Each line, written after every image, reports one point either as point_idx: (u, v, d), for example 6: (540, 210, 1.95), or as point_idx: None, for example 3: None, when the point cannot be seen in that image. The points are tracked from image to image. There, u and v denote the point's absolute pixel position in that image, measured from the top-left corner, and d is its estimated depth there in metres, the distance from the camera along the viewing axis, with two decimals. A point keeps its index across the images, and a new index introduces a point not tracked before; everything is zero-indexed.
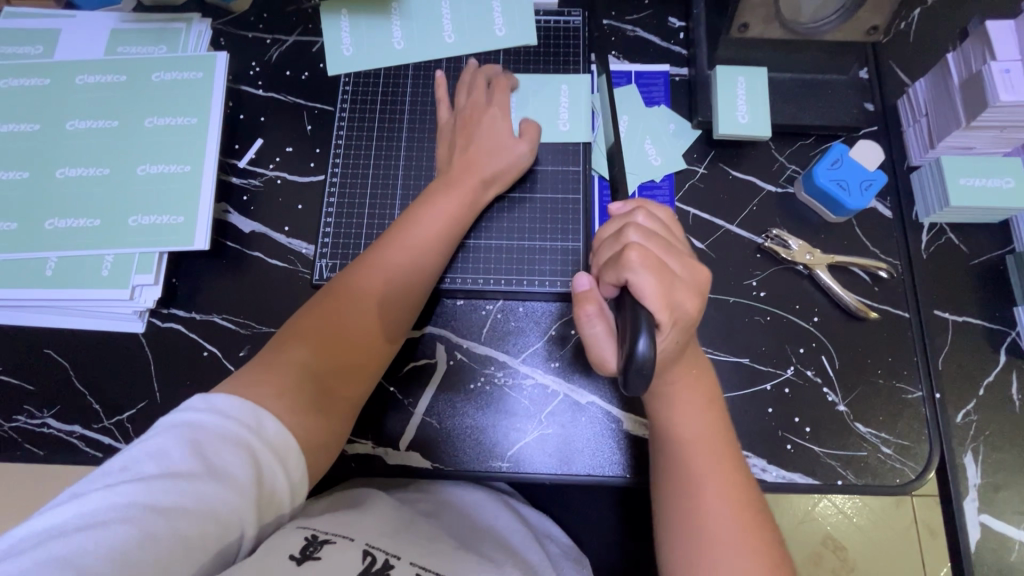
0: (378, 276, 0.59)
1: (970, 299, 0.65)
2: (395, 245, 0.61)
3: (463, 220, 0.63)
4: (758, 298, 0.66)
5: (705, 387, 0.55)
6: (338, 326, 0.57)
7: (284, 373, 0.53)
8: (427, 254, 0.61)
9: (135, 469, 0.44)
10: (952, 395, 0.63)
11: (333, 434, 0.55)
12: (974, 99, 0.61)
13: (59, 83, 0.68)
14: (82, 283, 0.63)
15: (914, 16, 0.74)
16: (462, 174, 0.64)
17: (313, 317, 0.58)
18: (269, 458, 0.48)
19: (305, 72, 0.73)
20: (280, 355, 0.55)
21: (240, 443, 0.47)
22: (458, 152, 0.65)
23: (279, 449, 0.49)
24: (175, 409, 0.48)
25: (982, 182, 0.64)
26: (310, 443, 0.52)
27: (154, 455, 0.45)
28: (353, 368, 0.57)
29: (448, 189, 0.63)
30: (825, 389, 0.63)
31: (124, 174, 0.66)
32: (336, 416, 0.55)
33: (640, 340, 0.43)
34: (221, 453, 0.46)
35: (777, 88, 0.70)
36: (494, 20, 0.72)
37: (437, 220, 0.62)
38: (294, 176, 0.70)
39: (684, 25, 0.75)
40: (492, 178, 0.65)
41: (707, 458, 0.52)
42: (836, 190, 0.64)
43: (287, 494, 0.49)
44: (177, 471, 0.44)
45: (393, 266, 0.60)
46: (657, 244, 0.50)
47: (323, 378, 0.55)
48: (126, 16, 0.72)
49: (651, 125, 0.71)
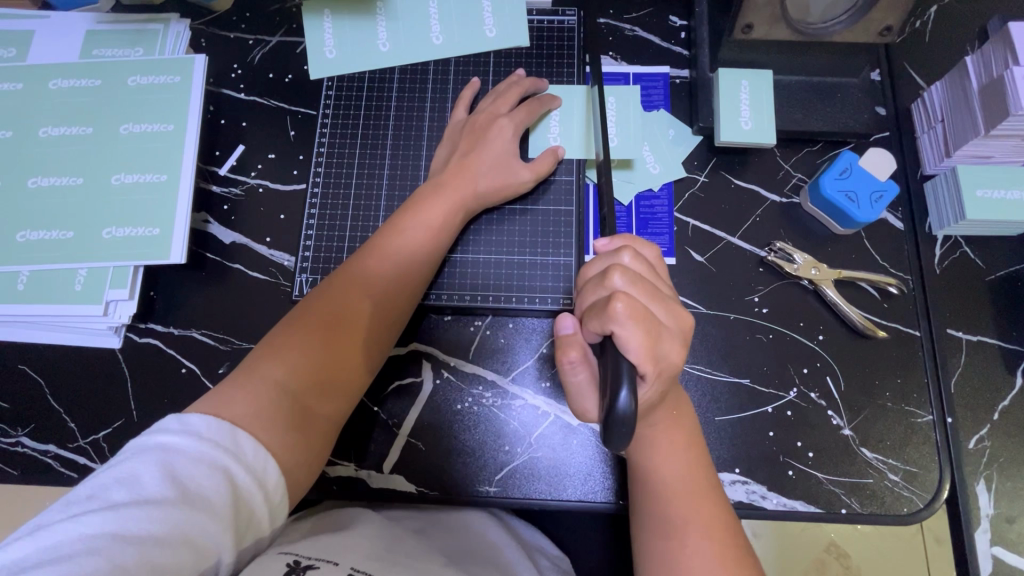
0: (360, 287, 0.57)
1: (984, 317, 0.62)
2: (379, 256, 0.58)
3: (451, 229, 0.61)
4: (760, 314, 0.62)
5: (686, 427, 0.53)
6: (319, 340, 0.55)
7: (263, 390, 0.51)
8: (412, 263, 0.59)
9: (103, 497, 0.42)
10: (964, 418, 0.60)
11: (314, 454, 0.53)
12: (994, 107, 0.57)
13: (32, 87, 0.66)
14: (56, 298, 0.60)
15: (930, 14, 0.70)
16: (453, 180, 0.61)
17: (293, 330, 0.55)
18: (247, 478, 0.46)
19: (288, 75, 0.70)
20: (259, 370, 0.52)
21: (215, 465, 0.45)
22: (455, 158, 0.62)
23: (258, 469, 0.47)
24: (147, 429, 0.45)
25: (1000, 195, 0.60)
26: (290, 465, 0.50)
27: (123, 481, 0.42)
28: (336, 385, 0.55)
29: (436, 195, 0.60)
30: (830, 412, 0.60)
31: (99, 184, 0.63)
32: (316, 435, 0.53)
33: (620, 392, 0.40)
34: (195, 477, 0.43)
35: (784, 91, 0.66)
36: (485, 21, 0.68)
37: (423, 228, 0.59)
38: (275, 184, 0.67)
39: (685, 24, 0.71)
40: (485, 187, 0.62)
41: (688, 501, 0.49)
42: (844, 202, 0.61)
43: (266, 515, 0.47)
44: (147, 497, 0.42)
45: (376, 275, 0.57)
46: (643, 290, 0.47)
47: (301, 395, 0.53)
48: (103, 16, 0.69)
49: (650, 131, 0.67)
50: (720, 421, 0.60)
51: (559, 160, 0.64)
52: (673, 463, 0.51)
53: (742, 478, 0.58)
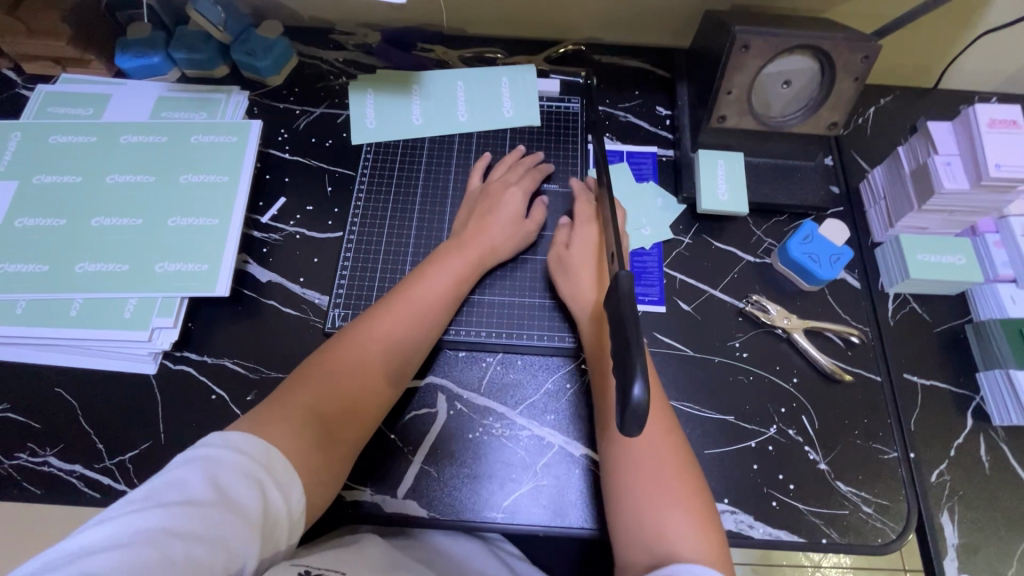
0: (386, 328, 0.63)
1: (934, 365, 0.70)
2: (405, 300, 0.65)
3: (467, 279, 0.69)
4: (741, 357, 0.70)
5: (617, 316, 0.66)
6: (344, 372, 0.60)
7: (291, 413, 0.55)
8: (435, 307, 0.66)
9: (155, 496, 0.45)
10: (924, 455, 0.66)
11: (332, 479, 0.56)
12: (923, 187, 0.69)
13: (104, 141, 0.75)
14: (105, 324, 0.66)
15: (869, 114, 0.85)
16: (471, 240, 0.70)
17: (322, 361, 0.60)
18: (278, 495, 0.50)
19: (329, 140, 0.81)
20: (289, 397, 0.57)
21: (254, 478, 0.49)
22: (472, 220, 0.71)
23: (285, 484, 0.51)
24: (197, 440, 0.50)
25: (937, 259, 0.71)
26: (313, 484, 0.53)
27: (172, 484, 0.46)
28: (358, 413, 0.59)
29: (459, 252, 0.69)
30: (807, 448, 0.66)
31: (155, 225, 0.71)
32: (338, 459, 0.57)
33: (634, 385, 0.40)
34: (235, 485, 0.48)
35: (754, 170, 0.79)
36: (503, 103, 0.81)
37: (444, 281, 0.67)
38: (311, 232, 0.76)
39: (670, 114, 0.84)
40: (497, 241, 0.71)
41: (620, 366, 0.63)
42: (807, 262, 0.71)
43: (287, 534, 0.50)
44: (195, 501, 0.46)
45: (401, 316, 0.64)
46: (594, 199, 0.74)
47: (328, 421, 0.57)
48: (172, 86, 0.81)
49: (641, 199, 0.78)
50: (708, 453, 0.66)
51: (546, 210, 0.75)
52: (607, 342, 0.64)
53: (731, 508, 0.63)
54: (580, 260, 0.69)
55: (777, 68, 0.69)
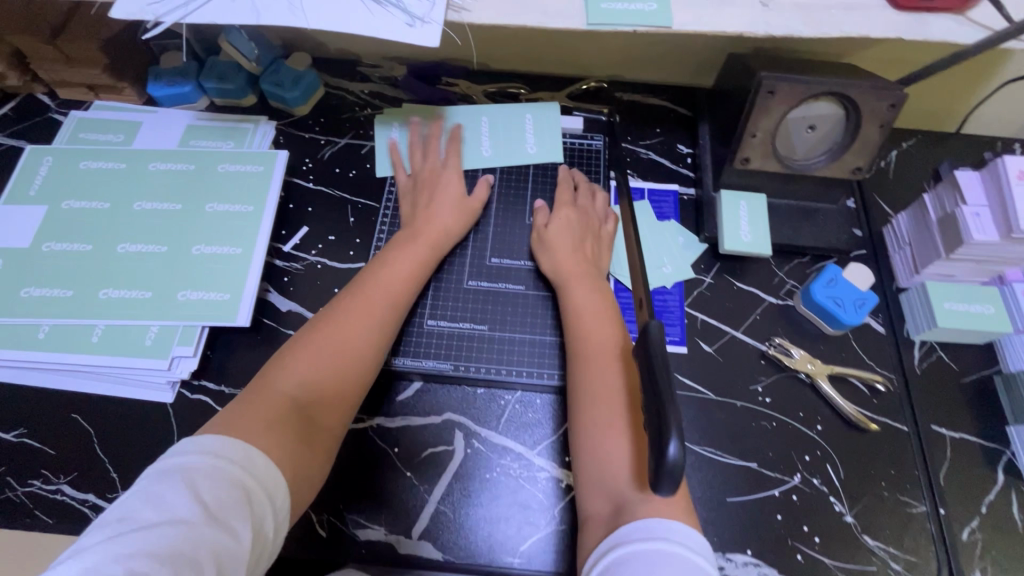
0: (362, 313, 0.63)
1: (963, 416, 0.69)
2: (377, 282, 0.66)
3: (433, 261, 0.70)
4: (764, 403, 0.69)
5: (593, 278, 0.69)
6: (323, 355, 0.60)
7: (271, 402, 0.55)
8: (406, 287, 0.67)
9: (131, 519, 0.43)
10: (955, 511, 0.64)
11: (314, 462, 0.55)
12: (950, 236, 0.68)
13: (133, 167, 0.76)
14: (125, 351, 0.66)
15: (891, 158, 0.85)
16: (426, 227, 0.72)
17: (302, 348, 0.60)
18: (260, 496, 0.48)
19: (353, 170, 0.82)
20: (269, 385, 0.57)
21: (232, 483, 0.47)
22: (421, 209, 0.74)
23: (267, 482, 0.49)
24: (165, 455, 0.48)
25: (964, 307, 0.70)
26: (293, 467, 0.53)
27: (147, 502, 0.44)
28: (338, 395, 0.59)
29: (418, 236, 0.71)
30: (832, 498, 0.64)
31: (180, 252, 0.71)
32: (319, 443, 0.56)
33: (669, 445, 0.41)
34: (215, 493, 0.45)
35: (776, 211, 0.78)
36: (527, 139, 0.82)
37: (412, 262, 0.68)
38: (333, 262, 0.76)
39: (691, 152, 0.85)
40: (450, 223, 0.73)
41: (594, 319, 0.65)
42: (832, 306, 0.70)
43: (273, 540, 0.48)
44: (174, 516, 0.43)
45: (376, 296, 0.65)
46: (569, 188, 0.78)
47: (305, 408, 0.57)
48: (201, 114, 0.82)
49: (663, 237, 0.78)
50: (731, 501, 0.64)
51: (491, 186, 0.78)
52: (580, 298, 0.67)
53: (755, 560, 0.62)
54: (557, 237, 0.72)
55: (802, 113, 0.69)
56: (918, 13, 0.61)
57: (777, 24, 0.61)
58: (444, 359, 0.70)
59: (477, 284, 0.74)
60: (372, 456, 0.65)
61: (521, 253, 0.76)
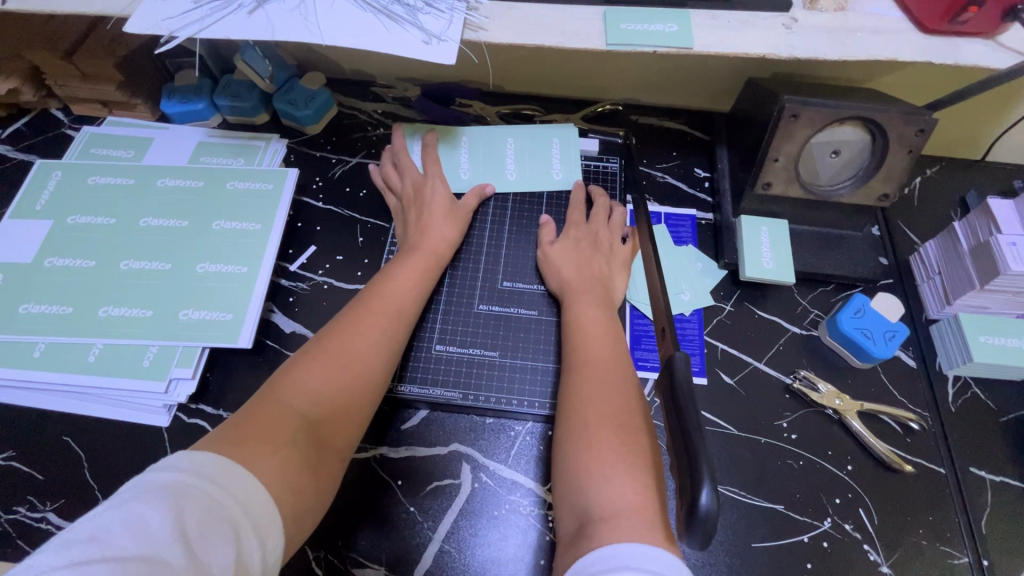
0: (370, 327, 0.60)
1: (1003, 458, 0.65)
2: (381, 294, 0.63)
3: (435, 269, 0.69)
4: (790, 439, 0.65)
5: (599, 295, 0.67)
6: (334, 369, 0.55)
7: (278, 417, 0.50)
8: (410, 297, 0.65)
9: (103, 544, 0.36)
10: (1000, 561, 0.60)
11: (322, 489, 0.50)
12: (984, 266, 0.65)
13: (141, 183, 0.75)
14: (123, 372, 0.64)
15: (915, 185, 0.83)
16: (422, 237, 0.70)
17: (317, 359, 0.56)
18: (252, 545, 0.41)
19: (362, 190, 0.81)
20: (281, 397, 0.52)
21: (225, 525, 0.40)
22: (414, 221, 0.72)
23: (263, 530, 0.43)
24: (156, 468, 0.41)
25: (1001, 341, 0.66)
26: (303, 493, 0.48)
27: (128, 527, 0.37)
28: (349, 413, 0.55)
29: (421, 246, 0.70)
30: (865, 545, 0.60)
31: (183, 271, 0.69)
32: (328, 467, 0.51)
33: (702, 492, 0.38)
34: (204, 535, 0.39)
35: (798, 238, 0.76)
36: (554, 164, 0.80)
37: (416, 272, 0.67)
38: (340, 283, 0.73)
39: (708, 176, 0.83)
40: (449, 232, 0.72)
41: (601, 336, 0.62)
42: (860, 337, 0.67)
43: None
44: (154, 556, 0.36)
45: (383, 309, 0.62)
46: (579, 203, 0.76)
47: (315, 428, 0.52)
48: (212, 131, 0.82)
49: (681, 263, 0.75)
50: (756, 547, 0.60)
51: (484, 197, 0.77)
52: (586, 314, 0.65)
53: None
54: (563, 254, 0.71)
55: (825, 138, 0.67)
56: (946, 37, 0.59)
57: (801, 47, 0.60)
58: (453, 388, 0.66)
59: (488, 308, 0.72)
60: (375, 490, 0.62)
61: (529, 266, 0.74)
